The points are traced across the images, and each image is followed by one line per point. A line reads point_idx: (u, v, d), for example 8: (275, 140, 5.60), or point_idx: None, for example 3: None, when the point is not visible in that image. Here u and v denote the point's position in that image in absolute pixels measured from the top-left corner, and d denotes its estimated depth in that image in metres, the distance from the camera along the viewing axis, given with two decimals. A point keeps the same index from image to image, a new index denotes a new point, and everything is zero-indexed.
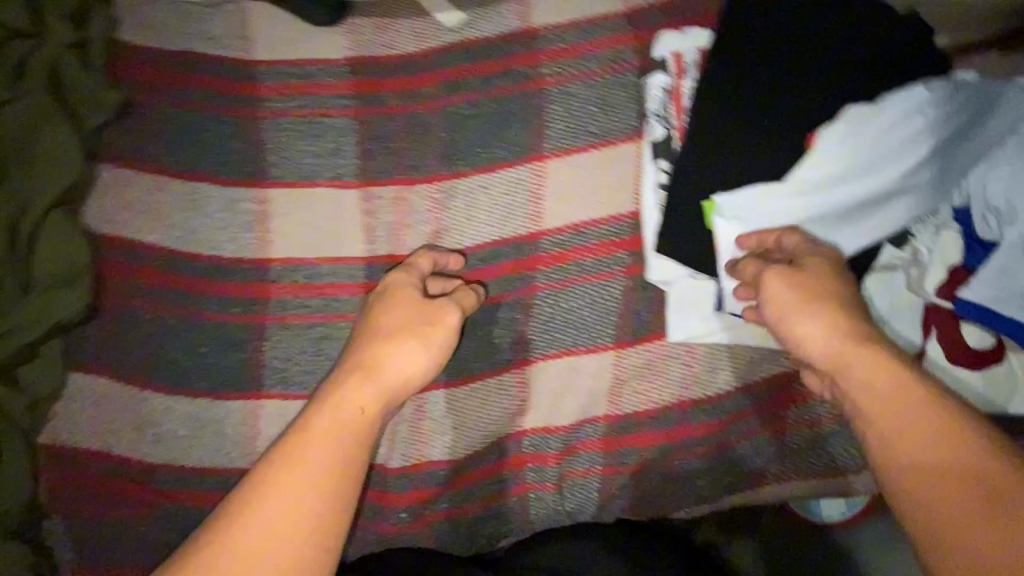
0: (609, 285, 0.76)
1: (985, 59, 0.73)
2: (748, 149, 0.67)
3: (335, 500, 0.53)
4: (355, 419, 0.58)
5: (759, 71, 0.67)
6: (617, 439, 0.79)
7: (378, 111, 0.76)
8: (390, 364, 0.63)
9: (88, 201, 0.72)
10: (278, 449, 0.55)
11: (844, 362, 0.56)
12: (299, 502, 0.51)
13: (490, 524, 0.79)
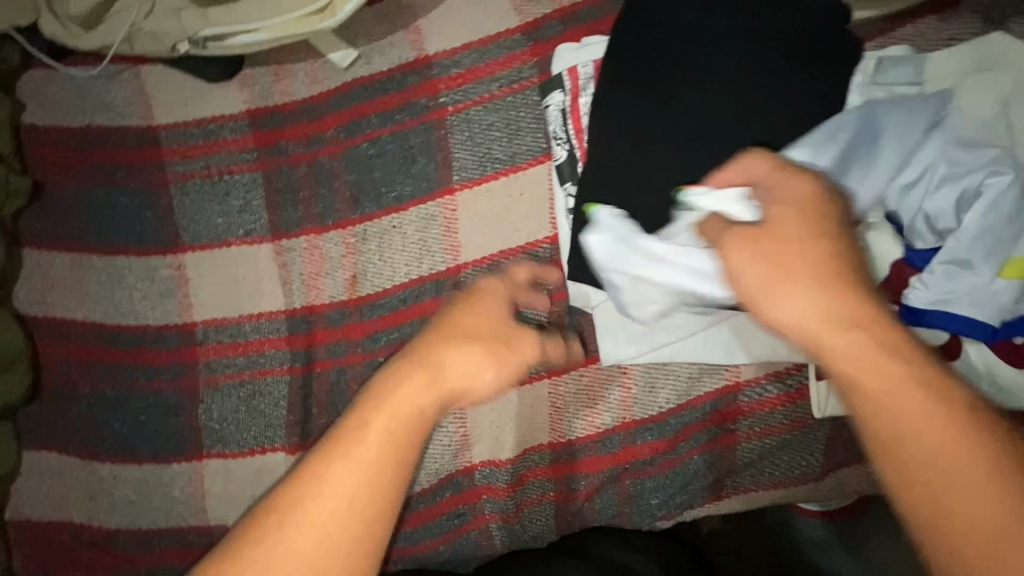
0: None
1: (909, 28, 0.67)
2: (653, 162, 0.63)
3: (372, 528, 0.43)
4: (408, 434, 0.44)
5: (653, 81, 0.64)
6: (566, 465, 0.76)
7: (282, 161, 0.74)
8: (453, 370, 0.48)
9: (16, 285, 0.74)
10: (318, 448, 0.44)
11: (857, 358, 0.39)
12: (326, 532, 0.41)
13: (451, 559, 0.78)
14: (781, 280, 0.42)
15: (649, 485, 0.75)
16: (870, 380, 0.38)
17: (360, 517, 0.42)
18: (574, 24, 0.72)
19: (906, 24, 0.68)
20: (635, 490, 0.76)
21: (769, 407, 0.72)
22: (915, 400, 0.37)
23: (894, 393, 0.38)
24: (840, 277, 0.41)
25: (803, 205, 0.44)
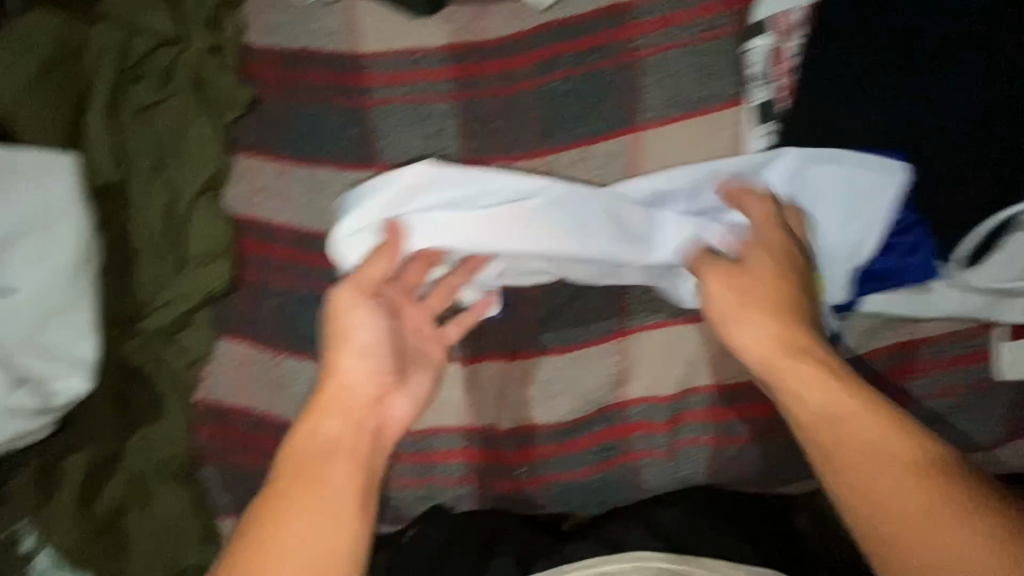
0: None
1: None
2: (861, 111, 0.67)
3: (352, 505, 0.56)
4: (348, 439, 0.60)
5: (869, 29, 0.66)
6: (725, 409, 0.78)
7: (478, 93, 0.79)
8: (343, 373, 0.62)
9: (227, 187, 0.81)
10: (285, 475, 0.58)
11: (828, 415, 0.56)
12: (320, 535, 0.54)
13: (600, 490, 0.80)
14: (747, 309, 0.62)
15: None
16: (806, 402, 0.57)
17: (345, 505, 0.56)
18: None
19: None
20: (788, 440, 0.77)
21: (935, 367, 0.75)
22: (847, 402, 0.55)
23: (871, 452, 0.53)
24: (828, 396, 0.56)
25: (769, 274, 0.63)
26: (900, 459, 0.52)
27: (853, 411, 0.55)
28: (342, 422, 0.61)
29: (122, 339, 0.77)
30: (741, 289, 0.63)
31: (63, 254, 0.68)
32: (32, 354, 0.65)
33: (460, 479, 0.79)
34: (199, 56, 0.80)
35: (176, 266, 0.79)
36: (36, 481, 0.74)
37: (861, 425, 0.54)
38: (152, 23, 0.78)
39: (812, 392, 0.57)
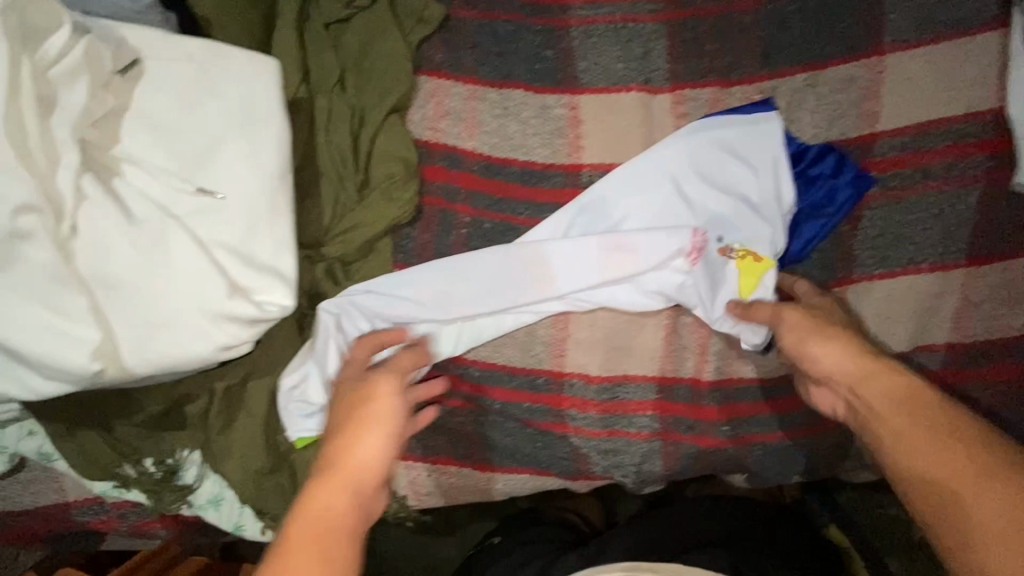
0: (961, 195, 0.67)
1: None
2: None
3: (345, 500, 0.53)
4: (369, 451, 0.57)
5: None
6: (962, 372, 0.68)
7: (691, 13, 0.72)
8: (368, 410, 0.60)
9: (411, 110, 0.76)
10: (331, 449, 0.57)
11: (864, 380, 0.57)
12: (323, 514, 0.51)
13: (805, 455, 0.72)
14: (824, 330, 0.61)
15: None
16: (875, 398, 0.56)
17: (338, 491, 0.53)
18: None
19: None
20: None
21: None
22: (889, 397, 0.55)
23: (936, 449, 0.50)
24: (893, 400, 0.55)
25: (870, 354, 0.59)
26: (943, 484, 0.49)
27: (924, 401, 0.54)
28: (375, 444, 0.58)
29: (305, 264, 0.73)
30: (810, 330, 0.62)
31: (271, 160, 0.61)
32: (239, 265, 0.60)
33: (650, 435, 0.73)
34: None
35: (358, 191, 0.74)
36: (214, 407, 0.70)
37: (892, 414, 0.54)
38: None
39: (867, 381, 0.57)
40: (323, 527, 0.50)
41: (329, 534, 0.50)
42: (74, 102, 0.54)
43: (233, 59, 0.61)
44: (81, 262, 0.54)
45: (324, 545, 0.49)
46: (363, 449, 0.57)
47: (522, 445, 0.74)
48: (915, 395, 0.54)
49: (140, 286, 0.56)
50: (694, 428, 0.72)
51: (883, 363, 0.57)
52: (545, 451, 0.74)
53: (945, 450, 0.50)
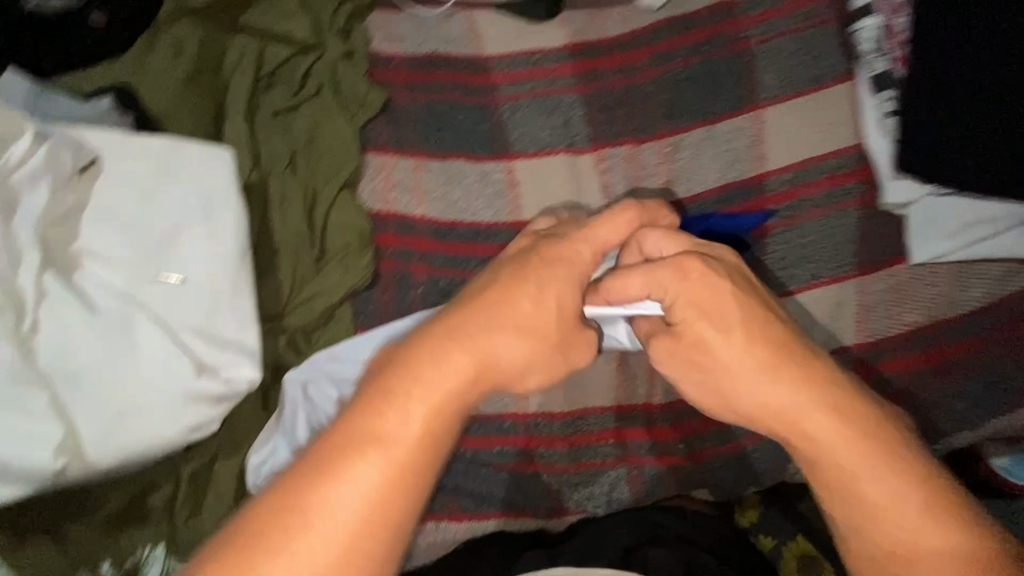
0: (843, 217, 0.79)
1: None
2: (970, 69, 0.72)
3: (428, 461, 0.48)
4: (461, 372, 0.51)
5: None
6: (872, 368, 0.77)
7: (601, 84, 0.84)
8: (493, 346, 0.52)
9: (361, 184, 0.82)
10: (434, 342, 0.51)
11: (817, 437, 0.53)
12: (402, 461, 0.47)
13: (757, 463, 0.78)
14: (708, 329, 0.55)
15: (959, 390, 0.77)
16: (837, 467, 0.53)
17: (425, 445, 0.48)
18: None
19: None
20: (941, 396, 0.77)
21: None
22: (878, 463, 0.52)
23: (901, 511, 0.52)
24: (865, 455, 0.53)
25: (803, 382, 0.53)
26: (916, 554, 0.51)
27: (879, 460, 0.52)
28: (472, 370, 0.51)
29: (268, 337, 0.75)
30: (698, 310, 0.55)
31: (230, 243, 0.64)
32: (203, 346, 0.61)
33: (615, 462, 0.77)
34: (334, 62, 0.82)
35: (315, 262, 0.78)
36: (180, 493, 0.69)
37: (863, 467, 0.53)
38: (294, 33, 0.80)
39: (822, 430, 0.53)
40: (433, 425, 0.49)
41: (430, 432, 0.48)
42: (36, 207, 0.58)
43: (188, 152, 0.64)
44: (44, 357, 0.56)
45: (422, 448, 0.48)
46: (506, 340, 0.53)
47: (496, 491, 0.76)
48: (863, 448, 0.53)
49: (105, 376, 0.57)
50: (654, 450, 0.77)
51: (840, 409, 0.53)
52: (519, 495, 0.76)
53: (929, 526, 0.51)
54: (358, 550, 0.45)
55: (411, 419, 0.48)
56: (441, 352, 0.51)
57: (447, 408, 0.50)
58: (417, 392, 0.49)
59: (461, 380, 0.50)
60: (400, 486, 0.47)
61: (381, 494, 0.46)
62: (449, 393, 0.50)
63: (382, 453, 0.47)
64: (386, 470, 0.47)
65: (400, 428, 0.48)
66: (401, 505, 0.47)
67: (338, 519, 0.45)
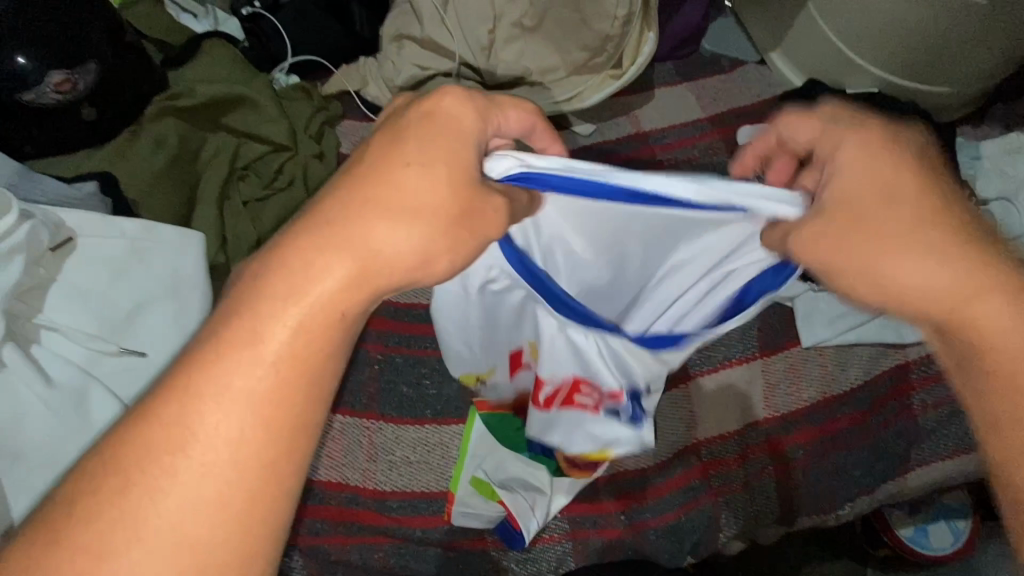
0: None
1: (966, 130, 1.07)
2: None
3: (293, 413, 0.37)
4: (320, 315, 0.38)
5: None
6: (781, 439, 0.88)
7: None
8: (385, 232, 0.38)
9: None
10: (328, 229, 0.38)
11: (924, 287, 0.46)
12: (241, 411, 0.36)
13: (694, 533, 0.83)
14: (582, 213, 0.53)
15: (851, 458, 0.87)
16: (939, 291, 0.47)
17: (280, 405, 0.37)
18: (746, 118, 1.07)
19: (966, 127, 1.08)
20: (838, 463, 0.87)
21: (931, 384, 0.90)
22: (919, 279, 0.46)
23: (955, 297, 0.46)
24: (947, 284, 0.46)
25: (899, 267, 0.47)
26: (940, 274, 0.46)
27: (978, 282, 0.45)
28: (328, 284, 0.38)
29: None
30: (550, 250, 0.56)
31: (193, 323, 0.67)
32: None
33: (562, 536, 0.80)
34: (305, 161, 0.91)
35: None
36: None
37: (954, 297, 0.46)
38: (270, 134, 0.89)
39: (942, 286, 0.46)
40: (302, 347, 0.38)
41: (315, 362, 0.38)
42: None
43: (163, 235, 0.68)
44: None
45: (295, 388, 0.37)
46: (414, 186, 0.39)
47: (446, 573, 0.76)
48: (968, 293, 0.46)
49: (51, 448, 0.57)
50: (598, 523, 0.81)
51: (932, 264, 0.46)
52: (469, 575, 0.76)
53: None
54: (234, 520, 0.36)
55: (270, 360, 0.37)
56: (319, 261, 0.38)
57: (330, 322, 0.38)
58: (273, 309, 0.37)
59: (345, 283, 0.38)
60: (277, 404, 0.37)
61: (245, 455, 0.36)
62: (331, 314, 0.38)
63: (236, 390, 0.36)
64: (258, 392, 0.36)
65: (262, 363, 0.37)
66: (291, 459, 0.37)
67: (199, 463, 0.35)
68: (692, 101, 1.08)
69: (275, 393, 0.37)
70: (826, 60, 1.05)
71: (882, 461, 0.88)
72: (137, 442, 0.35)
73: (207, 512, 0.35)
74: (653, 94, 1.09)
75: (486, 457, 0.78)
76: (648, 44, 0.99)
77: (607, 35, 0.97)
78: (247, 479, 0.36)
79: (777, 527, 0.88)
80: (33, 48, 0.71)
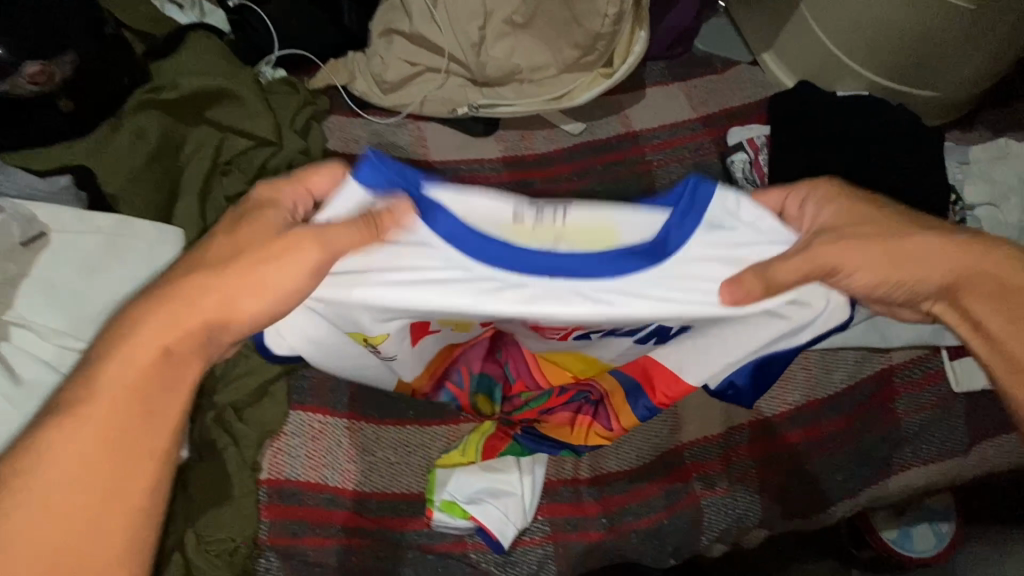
0: None
1: (956, 133, 1.07)
2: None
3: (134, 425, 0.49)
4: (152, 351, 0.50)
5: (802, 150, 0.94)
6: (765, 443, 0.88)
7: (533, 192, 0.99)
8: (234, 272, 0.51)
9: None
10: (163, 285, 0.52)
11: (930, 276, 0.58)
12: (81, 425, 0.48)
13: (677, 536, 0.83)
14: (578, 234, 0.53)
15: (834, 461, 0.87)
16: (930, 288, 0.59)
17: (121, 417, 0.49)
18: (737, 118, 1.06)
19: (956, 130, 1.07)
20: (821, 467, 0.87)
21: (918, 388, 0.90)
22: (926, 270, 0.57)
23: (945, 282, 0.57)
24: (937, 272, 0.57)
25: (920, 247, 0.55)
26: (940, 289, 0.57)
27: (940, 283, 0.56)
28: (169, 326, 0.50)
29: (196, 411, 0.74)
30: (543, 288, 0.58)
31: None
32: None
33: (542, 539, 0.80)
34: (290, 156, 0.90)
35: None
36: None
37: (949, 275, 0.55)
38: (257, 129, 0.89)
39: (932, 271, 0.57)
40: (142, 375, 0.50)
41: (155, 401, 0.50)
42: None
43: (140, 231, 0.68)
44: None
45: (133, 406, 0.49)
46: (254, 232, 0.52)
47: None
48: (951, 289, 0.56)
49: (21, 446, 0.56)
50: (579, 526, 0.81)
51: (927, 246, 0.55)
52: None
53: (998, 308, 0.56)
54: (75, 514, 0.47)
55: (106, 383, 0.49)
56: (153, 318, 0.50)
57: (164, 356, 0.50)
58: (118, 351, 0.50)
59: (170, 328, 0.50)
60: (130, 406, 0.49)
61: (93, 465, 0.48)
62: (160, 350, 0.50)
63: (80, 410, 0.49)
64: (109, 405, 0.49)
65: (104, 386, 0.49)
66: (136, 474, 0.49)
67: (38, 471, 0.47)
68: (683, 101, 1.07)
69: (107, 418, 0.49)
70: (819, 61, 1.04)
71: (867, 465, 0.88)
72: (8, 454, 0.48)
73: (71, 506, 0.47)
74: (643, 93, 1.08)
75: (458, 481, 0.76)
76: (639, 43, 0.97)
77: (598, 33, 0.95)
78: (93, 479, 0.48)
79: (759, 530, 0.88)
80: (8, 40, 0.70)
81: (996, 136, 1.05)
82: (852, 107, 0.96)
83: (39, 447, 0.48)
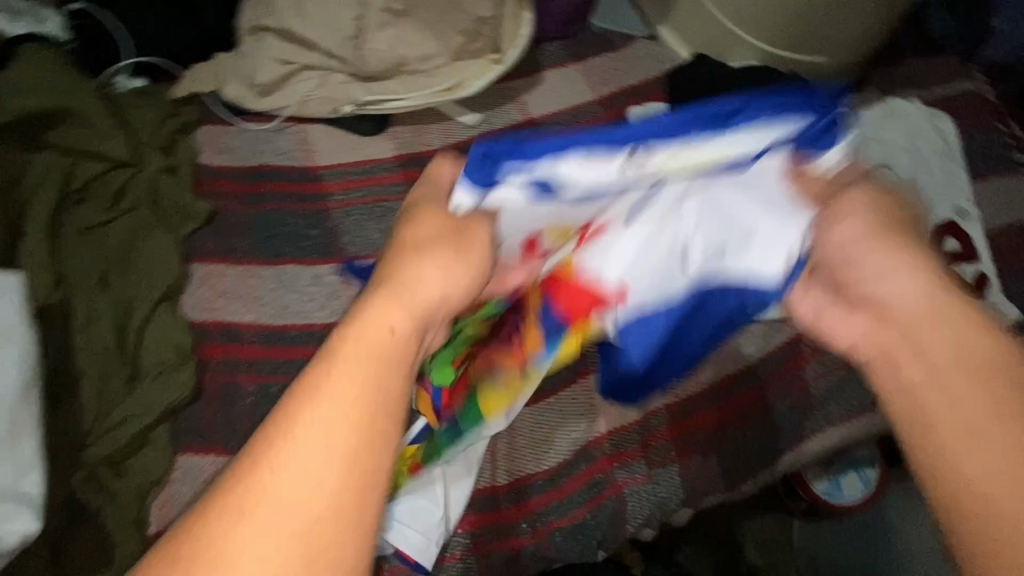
0: None
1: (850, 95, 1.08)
2: None
3: (335, 493, 0.38)
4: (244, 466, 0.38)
5: None
6: (682, 424, 0.88)
7: None
8: None
9: (186, 297, 0.81)
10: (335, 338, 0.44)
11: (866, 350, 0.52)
12: (273, 504, 0.37)
13: (601, 528, 0.83)
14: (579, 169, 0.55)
15: (749, 435, 0.89)
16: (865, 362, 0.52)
17: (353, 483, 0.38)
18: (637, 96, 1.03)
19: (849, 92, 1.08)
20: (738, 442, 0.88)
21: (824, 353, 0.92)
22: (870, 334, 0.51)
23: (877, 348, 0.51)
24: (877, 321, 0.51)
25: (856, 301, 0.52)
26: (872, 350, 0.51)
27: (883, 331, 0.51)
28: (360, 380, 0.41)
29: (58, 477, 0.67)
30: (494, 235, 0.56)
31: (9, 377, 0.61)
32: None
33: (464, 551, 0.79)
34: (153, 176, 0.84)
35: (127, 382, 0.74)
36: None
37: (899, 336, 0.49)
38: (108, 148, 0.81)
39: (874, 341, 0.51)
40: (361, 415, 0.40)
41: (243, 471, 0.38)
42: None
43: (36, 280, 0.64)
44: None
45: (355, 456, 0.39)
46: (422, 225, 0.53)
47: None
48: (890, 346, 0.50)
49: None
50: (500, 533, 0.80)
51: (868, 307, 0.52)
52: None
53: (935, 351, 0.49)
54: None
55: (313, 424, 0.39)
56: (340, 364, 0.42)
57: (370, 421, 0.40)
58: (304, 411, 0.40)
59: (353, 362, 0.42)
60: (285, 503, 0.37)
61: (280, 543, 0.36)
62: (362, 415, 0.40)
63: (258, 512, 0.37)
64: (287, 462, 0.38)
65: (315, 434, 0.39)
66: (332, 556, 0.37)
67: (238, 565, 0.35)
68: (580, 82, 1.04)
69: (314, 491, 0.37)
70: (710, 33, 1.03)
71: (781, 433, 0.90)
72: (189, 535, 0.36)
73: None
74: (540, 77, 1.04)
75: (411, 503, 0.77)
76: (526, 25, 0.95)
77: (483, 18, 0.95)
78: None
79: (685, 510, 0.89)
80: None
81: (886, 94, 1.06)
82: (741, 80, 0.97)
83: (235, 527, 0.36)
